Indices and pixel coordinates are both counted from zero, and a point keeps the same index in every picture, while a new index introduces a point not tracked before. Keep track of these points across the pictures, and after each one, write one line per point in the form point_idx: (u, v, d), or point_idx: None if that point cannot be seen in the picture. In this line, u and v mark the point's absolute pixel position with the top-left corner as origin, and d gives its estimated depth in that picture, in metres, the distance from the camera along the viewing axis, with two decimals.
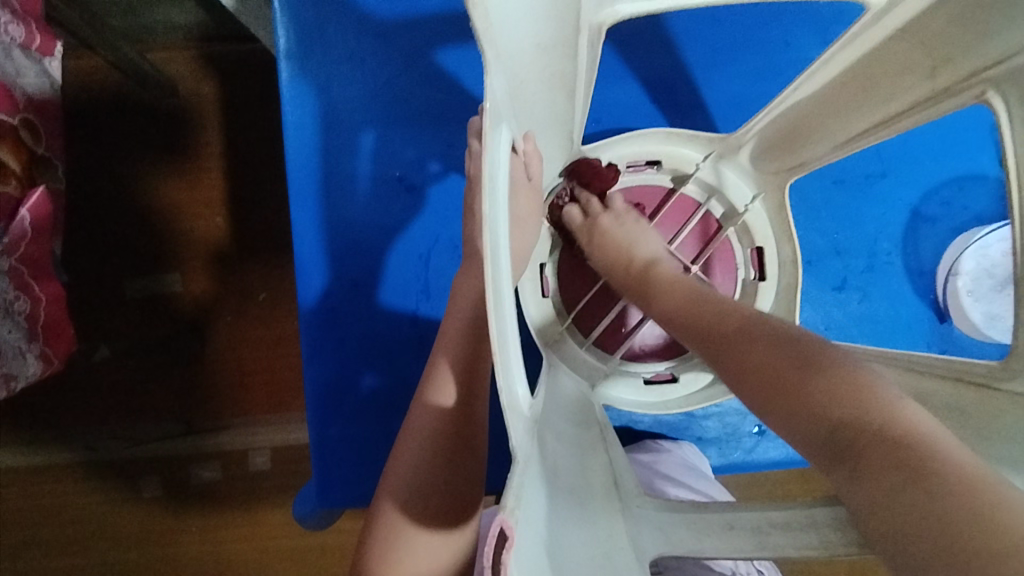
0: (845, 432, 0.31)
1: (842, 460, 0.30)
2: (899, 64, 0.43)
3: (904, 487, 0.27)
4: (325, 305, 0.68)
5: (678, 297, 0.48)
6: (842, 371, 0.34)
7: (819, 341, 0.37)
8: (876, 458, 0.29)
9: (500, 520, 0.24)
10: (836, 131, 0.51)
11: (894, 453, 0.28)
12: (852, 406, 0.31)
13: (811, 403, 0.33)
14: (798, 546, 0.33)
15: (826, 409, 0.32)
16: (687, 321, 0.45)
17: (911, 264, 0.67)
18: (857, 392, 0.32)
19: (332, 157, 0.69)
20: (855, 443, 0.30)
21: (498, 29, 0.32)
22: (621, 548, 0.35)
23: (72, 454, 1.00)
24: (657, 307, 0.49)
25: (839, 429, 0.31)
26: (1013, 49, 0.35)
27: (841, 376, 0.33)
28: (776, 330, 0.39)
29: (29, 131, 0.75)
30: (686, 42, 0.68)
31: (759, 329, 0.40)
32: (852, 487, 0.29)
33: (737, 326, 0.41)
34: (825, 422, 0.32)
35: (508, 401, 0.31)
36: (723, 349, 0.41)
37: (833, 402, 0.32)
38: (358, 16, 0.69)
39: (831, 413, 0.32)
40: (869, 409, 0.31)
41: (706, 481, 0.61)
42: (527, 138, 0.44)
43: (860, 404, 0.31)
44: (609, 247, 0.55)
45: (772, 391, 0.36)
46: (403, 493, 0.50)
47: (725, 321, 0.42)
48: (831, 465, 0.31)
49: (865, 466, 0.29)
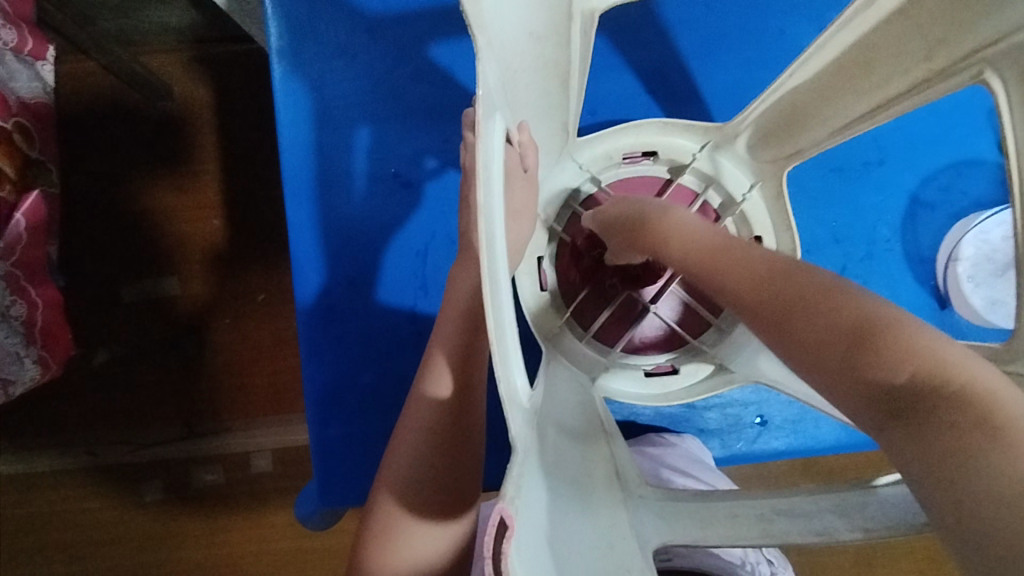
0: (912, 396, 0.28)
1: (907, 424, 0.28)
2: (894, 48, 0.42)
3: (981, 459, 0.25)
4: (324, 303, 0.68)
5: (703, 241, 0.39)
6: (902, 326, 0.30)
7: (857, 295, 0.31)
8: (946, 427, 0.27)
9: (500, 509, 0.24)
10: (832, 117, 0.50)
11: (970, 419, 0.26)
12: (922, 367, 0.28)
13: (873, 359, 0.29)
14: (802, 531, 0.33)
15: (889, 370, 0.29)
16: (705, 272, 0.37)
17: (910, 250, 0.66)
18: (923, 350, 0.28)
19: (327, 155, 0.68)
20: (929, 409, 0.27)
21: (490, 14, 0.31)
22: (624, 538, 0.35)
23: (73, 460, 1.00)
24: (675, 247, 0.40)
25: (906, 392, 0.28)
26: (1011, 27, 0.34)
27: (906, 335, 0.29)
28: (820, 279, 0.33)
29: (23, 135, 0.74)
30: (679, 31, 0.67)
31: (801, 280, 0.33)
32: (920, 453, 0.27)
33: (775, 272, 0.34)
34: (886, 385, 0.29)
35: (507, 391, 0.31)
36: (758, 317, 0.33)
37: (900, 362, 0.28)
38: (350, 12, 0.69)
39: (898, 373, 0.28)
40: (938, 372, 0.28)
41: (709, 472, 0.61)
42: (522, 128, 0.44)
43: (936, 364, 0.28)
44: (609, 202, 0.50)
45: (811, 351, 0.31)
46: (401, 487, 0.50)
47: (749, 275, 0.35)
48: (891, 428, 0.28)
49: (928, 444, 0.27)
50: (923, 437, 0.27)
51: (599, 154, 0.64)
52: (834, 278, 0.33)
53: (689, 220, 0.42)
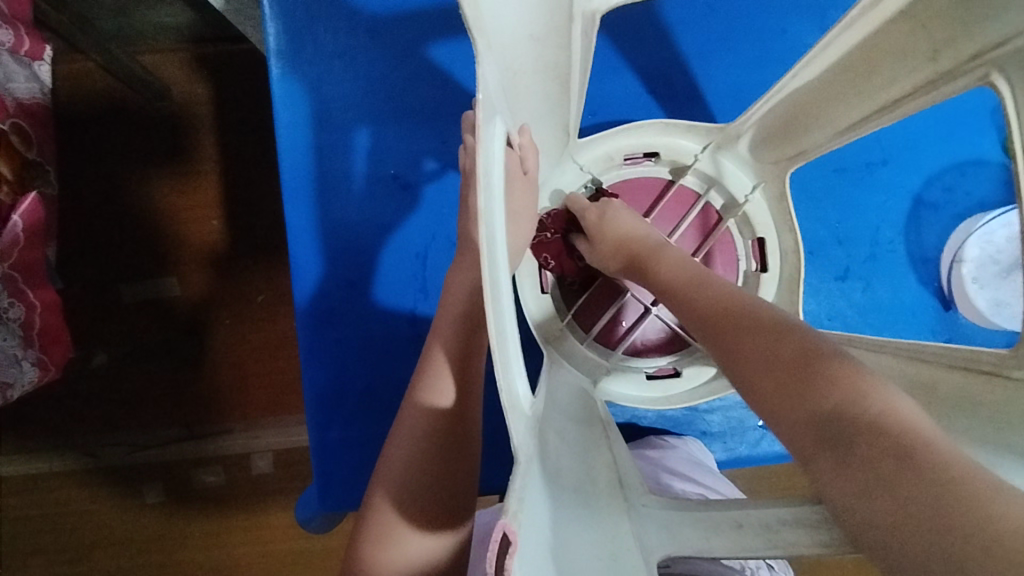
0: (834, 423, 0.30)
1: (830, 449, 0.29)
2: (901, 47, 0.42)
3: (895, 474, 0.26)
4: (322, 306, 0.68)
5: (684, 271, 0.46)
6: (835, 363, 0.32)
7: (800, 329, 0.36)
8: (864, 447, 0.28)
9: (502, 525, 0.23)
10: (838, 116, 0.49)
11: (885, 443, 0.27)
12: (843, 398, 0.30)
13: (805, 390, 0.32)
14: (809, 544, 0.32)
15: (817, 400, 0.31)
16: (679, 300, 0.44)
17: (914, 252, 0.66)
18: (848, 383, 0.31)
19: (326, 156, 0.68)
20: (848, 434, 0.29)
21: (490, 18, 0.31)
22: (627, 548, 0.34)
23: (73, 462, 1.00)
24: (660, 274, 0.48)
25: (829, 420, 0.30)
26: (1016, 30, 0.34)
27: (836, 369, 0.32)
28: (775, 317, 0.38)
29: (19, 136, 0.74)
30: (682, 31, 0.67)
31: (762, 319, 0.37)
32: (839, 476, 0.28)
33: (730, 304, 0.40)
34: (813, 413, 0.31)
35: (509, 401, 0.30)
36: (710, 325, 0.40)
37: (826, 392, 0.31)
38: (348, 12, 0.68)
39: (824, 402, 0.31)
40: (859, 402, 0.30)
41: (711, 476, 0.61)
42: (523, 131, 0.44)
43: (855, 396, 0.30)
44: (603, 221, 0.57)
45: (756, 377, 0.35)
46: (399, 492, 0.50)
47: (712, 301, 0.41)
48: (819, 454, 0.30)
49: (845, 464, 0.28)
50: (845, 460, 0.28)
51: (600, 155, 0.64)
52: (786, 314, 0.38)
53: (680, 258, 0.49)
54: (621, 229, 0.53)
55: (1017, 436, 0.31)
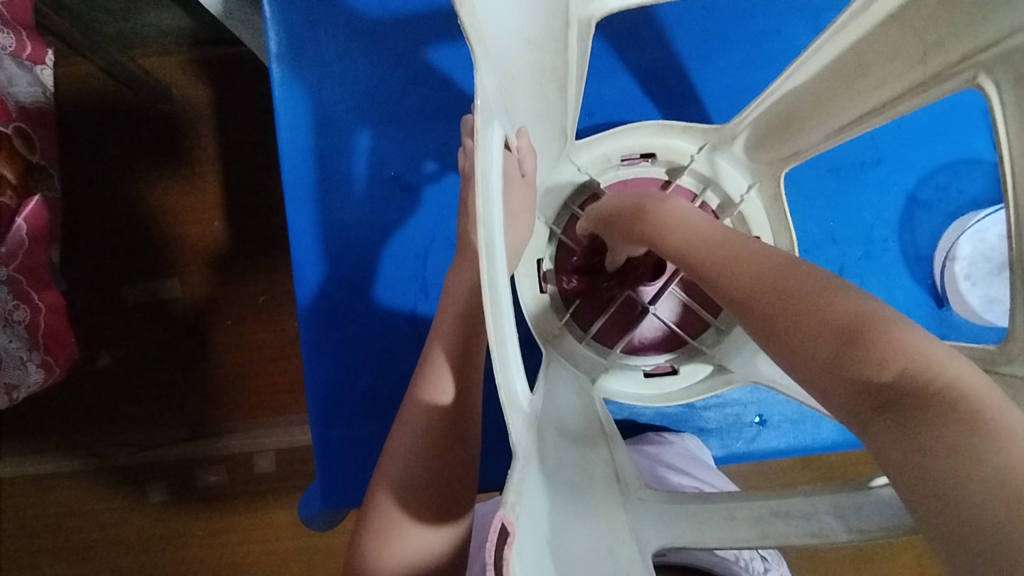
0: (894, 392, 0.27)
1: (889, 419, 0.27)
2: (890, 51, 0.43)
3: (960, 451, 0.24)
4: (324, 306, 0.68)
5: (707, 237, 0.41)
6: (896, 326, 0.29)
7: (855, 295, 0.31)
8: (935, 428, 0.25)
9: (501, 516, 0.24)
10: (830, 119, 0.50)
11: (952, 416, 0.25)
12: (909, 364, 0.27)
13: (862, 354, 0.29)
14: (799, 534, 0.33)
15: (877, 366, 0.28)
16: (688, 264, 0.41)
17: (908, 249, 0.67)
18: (912, 350, 0.28)
19: (327, 158, 0.69)
20: (919, 407, 0.26)
21: (487, 27, 0.32)
22: (623, 541, 0.35)
23: (78, 462, 1.01)
24: (665, 236, 0.44)
25: (892, 389, 0.27)
26: (1002, 34, 0.35)
27: (897, 334, 0.28)
28: (817, 278, 0.33)
29: (23, 140, 0.75)
30: (677, 33, 0.67)
31: (793, 286, 0.33)
32: (905, 452, 0.26)
33: (774, 271, 0.34)
34: (871, 381, 0.28)
35: (507, 397, 0.31)
36: (753, 313, 0.34)
37: (887, 358, 0.28)
38: (347, 16, 0.69)
39: (885, 369, 0.28)
40: (926, 370, 0.27)
41: (708, 471, 0.62)
42: (521, 134, 0.44)
43: (925, 363, 0.27)
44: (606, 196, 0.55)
45: (800, 343, 0.31)
46: (401, 488, 0.51)
47: (755, 275, 0.35)
48: (875, 427, 0.28)
49: (908, 436, 0.26)
50: (907, 431, 0.26)
51: (597, 155, 0.64)
52: (830, 275, 0.33)
53: (686, 211, 0.45)
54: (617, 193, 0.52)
55: None
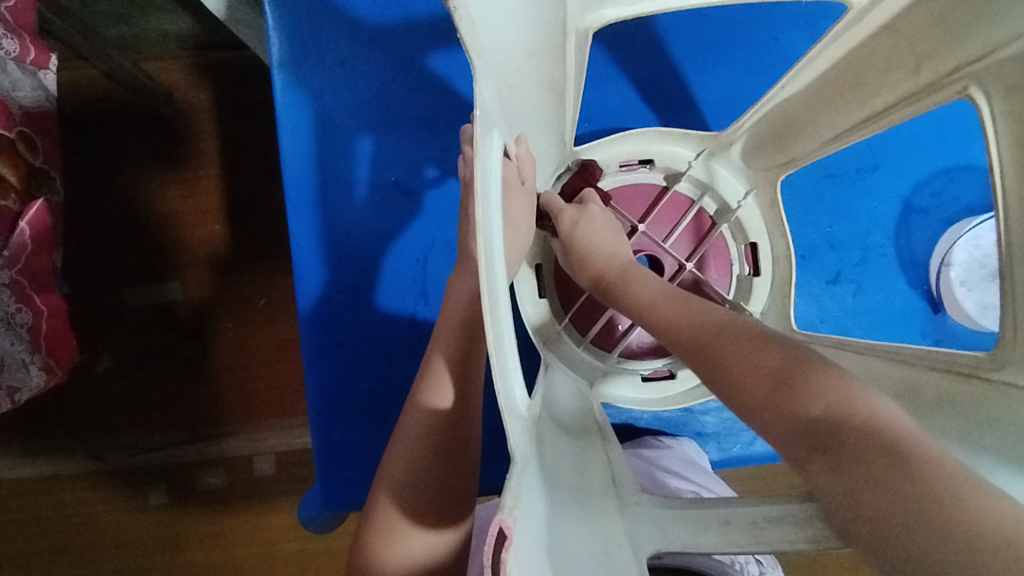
0: (821, 427, 0.31)
1: (822, 452, 0.30)
2: (884, 62, 0.43)
3: (885, 472, 0.27)
4: (324, 311, 0.69)
5: (657, 291, 0.46)
6: (821, 370, 0.33)
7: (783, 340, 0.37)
8: (855, 448, 0.29)
9: (499, 519, 0.24)
10: (824, 127, 0.51)
11: (877, 446, 0.28)
12: (829, 403, 0.31)
13: (790, 396, 0.33)
14: (791, 539, 0.34)
15: (804, 405, 0.32)
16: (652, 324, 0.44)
17: (903, 255, 0.67)
18: (833, 388, 0.32)
19: (329, 164, 0.69)
20: (836, 437, 0.30)
21: (487, 38, 0.32)
22: (620, 545, 0.36)
23: (79, 464, 1.01)
24: (631, 296, 0.47)
25: (817, 422, 0.31)
26: (993, 45, 0.35)
27: (820, 375, 0.33)
28: (756, 331, 0.38)
29: (26, 145, 0.75)
30: (675, 40, 0.68)
31: (743, 333, 0.38)
32: (834, 476, 0.29)
33: (714, 327, 0.39)
34: (802, 417, 0.32)
35: (507, 403, 0.31)
36: (696, 356, 0.39)
37: (810, 397, 0.32)
38: (349, 22, 0.70)
39: (810, 407, 0.31)
40: (844, 407, 0.31)
41: (705, 475, 0.62)
42: (520, 142, 0.45)
43: (842, 399, 0.31)
44: (586, 236, 0.53)
45: (748, 392, 0.35)
46: (400, 493, 0.51)
47: (702, 332, 0.39)
48: (807, 459, 0.31)
49: (836, 464, 0.29)
50: (839, 461, 0.29)
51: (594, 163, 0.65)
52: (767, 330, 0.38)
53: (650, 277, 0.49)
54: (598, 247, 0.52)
55: (996, 436, 0.32)
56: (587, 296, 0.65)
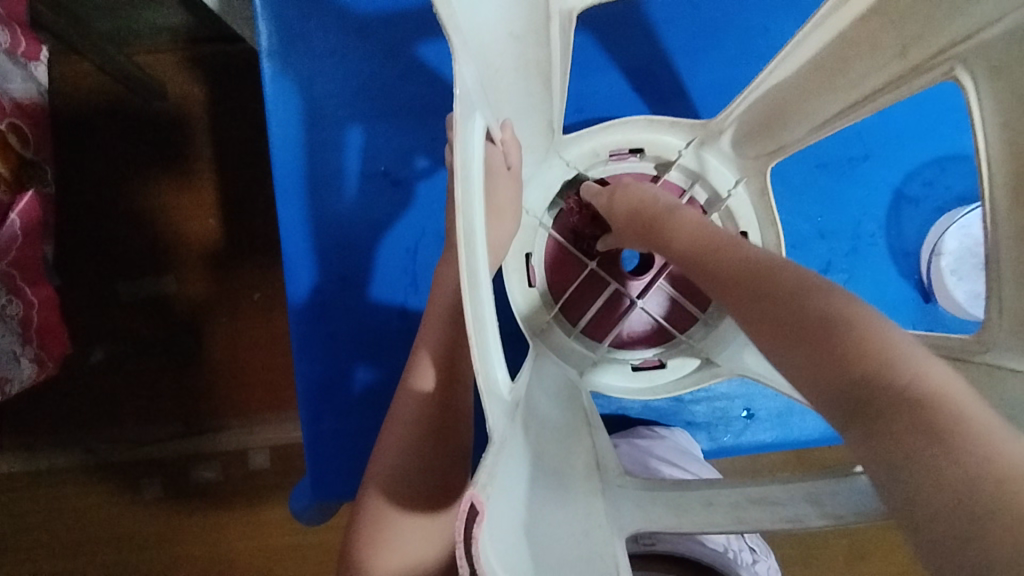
0: (864, 390, 0.28)
1: (861, 421, 0.28)
2: (870, 46, 0.43)
3: (927, 450, 0.25)
4: (316, 302, 0.69)
5: (703, 237, 0.44)
6: (861, 326, 0.31)
7: (824, 290, 0.34)
8: (901, 419, 0.27)
9: (471, 494, 0.24)
10: (812, 113, 0.50)
11: (920, 420, 0.26)
12: (872, 365, 0.29)
13: (827, 359, 0.31)
14: (772, 519, 0.33)
15: (843, 368, 0.30)
16: (694, 266, 0.43)
17: (895, 244, 0.67)
18: (879, 347, 0.29)
19: (318, 154, 0.69)
20: (882, 402, 0.28)
21: (465, 18, 0.32)
22: (600, 526, 0.35)
23: (74, 458, 1.01)
24: (671, 241, 0.46)
25: (858, 386, 0.29)
26: (980, 24, 0.35)
27: (859, 334, 0.30)
28: (792, 288, 0.35)
29: (17, 137, 0.75)
30: (666, 28, 0.68)
31: (780, 279, 0.36)
32: (871, 447, 0.27)
33: (765, 276, 0.37)
34: (840, 379, 0.30)
35: (486, 386, 0.31)
36: (748, 308, 0.36)
37: (851, 360, 0.30)
38: (338, 12, 0.69)
39: (851, 370, 0.29)
40: (891, 370, 0.28)
41: (697, 464, 0.62)
42: (505, 127, 0.45)
43: (885, 360, 0.29)
44: (624, 200, 0.52)
45: (784, 349, 0.33)
46: (388, 483, 0.51)
47: (738, 267, 0.39)
48: (849, 426, 0.29)
49: (877, 439, 0.27)
50: (879, 433, 0.27)
51: (585, 151, 0.65)
52: (809, 276, 0.36)
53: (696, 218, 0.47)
54: (635, 197, 0.52)
55: None
56: (579, 284, 0.66)
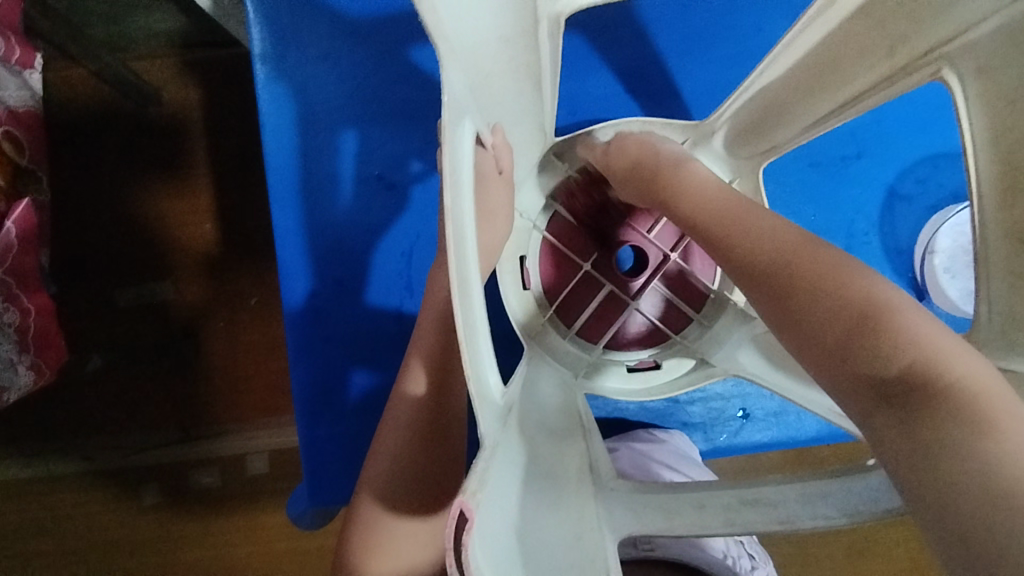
0: (903, 383, 0.28)
1: (898, 411, 0.28)
2: (859, 47, 0.43)
3: (962, 450, 0.25)
4: (311, 307, 0.69)
5: (717, 205, 0.42)
6: (905, 315, 0.30)
7: (856, 270, 0.33)
8: (942, 414, 0.26)
9: (459, 502, 0.24)
10: (804, 113, 0.50)
11: (963, 415, 0.26)
12: (916, 359, 0.28)
13: (864, 348, 0.30)
14: (765, 521, 0.34)
15: (881, 358, 0.29)
16: (707, 235, 0.41)
17: (888, 243, 0.67)
18: (917, 343, 0.29)
19: (312, 159, 0.69)
20: (925, 397, 0.27)
21: (453, 23, 0.32)
22: (592, 530, 0.36)
23: (73, 464, 1.01)
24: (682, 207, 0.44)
25: (898, 380, 0.28)
26: (968, 24, 0.35)
27: (907, 328, 0.29)
28: (818, 267, 0.33)
29: (12, 144, 0.75)
30: (658, 29, 0.68)
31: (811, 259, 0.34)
32: (904, 441, 0.27)
33: (790, 248, 0.35)
34: (878, 373, 0.29)
35: (477, 391, 0.31)
36: (766, 282, 0.35)
37: (893, 352, 0.29)
38: (331, 16, 0.70)
39: (892, 362, 0.29)
40: (929, 368, 0.28)
41: (696, 467, 0.62)
42: (496, 131, 0.45)
43: (930, 354, 0.28)
44: (623, 150, 0.55)
45: (817, 334, 0.32)
46: (382, 489, 0.51)
47: (763, 241, 0.36)
48: (879, 414, 0.29)
49: (914, 436, 0.27)
50: (915, 430, 0.27)
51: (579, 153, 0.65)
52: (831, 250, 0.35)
53: (699, 177, 0.46)
54: (633, 147, 0.54)
55: None
56: (574, 288, 0.66)
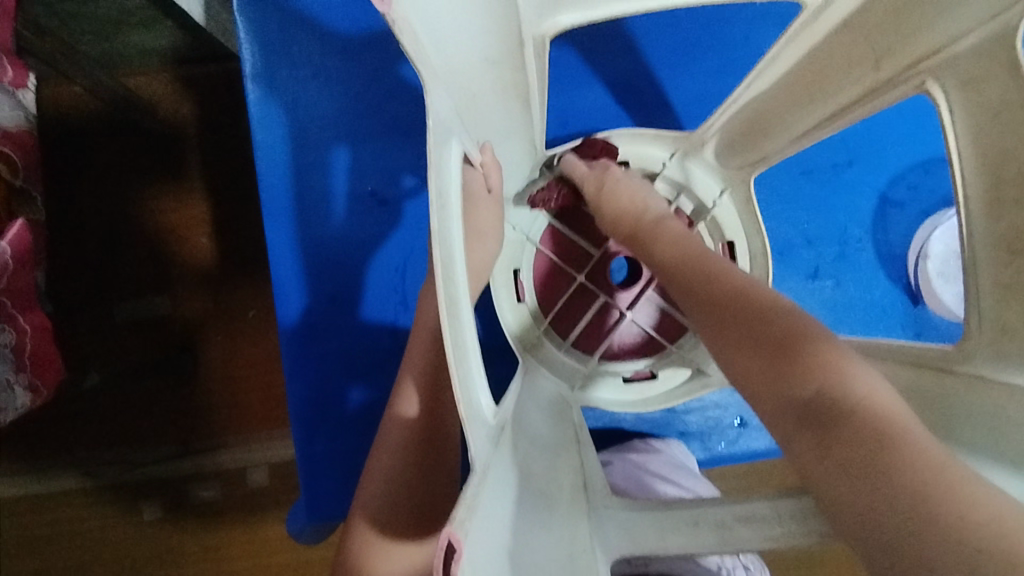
0: (815, 405, 0.29)
1: (814, 432, 0.29)
2: (844, 60, 0.44)
3: (871, 470, 0.26)
4: (306, 323, 0.69)
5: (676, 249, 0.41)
6: (822, 344, 0.31)
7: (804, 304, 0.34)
8: (850, 434, 0.27)
9: (448, 533, 0.24)
10: (791, 125, 0.50)
11: (871, 432, 0.27)
12: (827, 382, 0.29)
13: (784, 376, 0.31)
14: (761, 538, 0.34)
15: (797, 385, 0.30)
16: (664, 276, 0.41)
17: (881, 249, 0.67)
18: (828, 365, 0.30)
19: (305, 175, 0.69)
20: (832, 416, 0.28)
21: (436, 49, 0.32)
22: (585, 550, 0.36)
23: (73, 481, 1.01)
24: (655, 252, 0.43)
25: (811, 403, 0.29)
26: (951, 37, 0.35)
27: (817, 350, 0.31)
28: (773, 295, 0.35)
29: (6, 165, 0.75)
30: (647, 40, 0.68)
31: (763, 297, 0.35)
32: (822, 462, 0.28)
33: (740, 291, 0.36)
34: (795, 394, 0.30)
35: (469, 414, 0.31)
36: (721, 312, 0.35)
37: (806, 374, 0.30)
38: (321, 34, 0.70)
39: (806, 385, 0.30)
40: (838, 389, 0.29)
41: (692, 478, 0.62)
42: (484, 150, 0.45)
43: (837, 376, 0.30)
44: (611, 195, 0.51)
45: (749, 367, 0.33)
46: (377, 509, 0.51)
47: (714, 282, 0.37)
48: (798, 439, 0.30)
49: (827, 453, 0.28)
50: (830, 445, 0.28)
51: None
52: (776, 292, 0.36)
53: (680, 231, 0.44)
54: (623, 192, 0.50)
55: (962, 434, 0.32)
56: (569, 297, 0.66)
